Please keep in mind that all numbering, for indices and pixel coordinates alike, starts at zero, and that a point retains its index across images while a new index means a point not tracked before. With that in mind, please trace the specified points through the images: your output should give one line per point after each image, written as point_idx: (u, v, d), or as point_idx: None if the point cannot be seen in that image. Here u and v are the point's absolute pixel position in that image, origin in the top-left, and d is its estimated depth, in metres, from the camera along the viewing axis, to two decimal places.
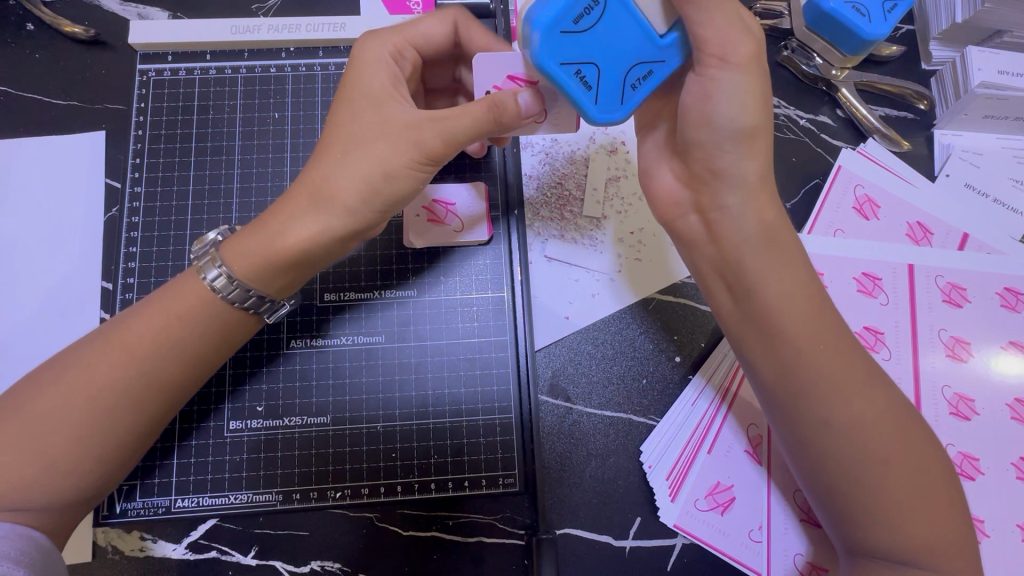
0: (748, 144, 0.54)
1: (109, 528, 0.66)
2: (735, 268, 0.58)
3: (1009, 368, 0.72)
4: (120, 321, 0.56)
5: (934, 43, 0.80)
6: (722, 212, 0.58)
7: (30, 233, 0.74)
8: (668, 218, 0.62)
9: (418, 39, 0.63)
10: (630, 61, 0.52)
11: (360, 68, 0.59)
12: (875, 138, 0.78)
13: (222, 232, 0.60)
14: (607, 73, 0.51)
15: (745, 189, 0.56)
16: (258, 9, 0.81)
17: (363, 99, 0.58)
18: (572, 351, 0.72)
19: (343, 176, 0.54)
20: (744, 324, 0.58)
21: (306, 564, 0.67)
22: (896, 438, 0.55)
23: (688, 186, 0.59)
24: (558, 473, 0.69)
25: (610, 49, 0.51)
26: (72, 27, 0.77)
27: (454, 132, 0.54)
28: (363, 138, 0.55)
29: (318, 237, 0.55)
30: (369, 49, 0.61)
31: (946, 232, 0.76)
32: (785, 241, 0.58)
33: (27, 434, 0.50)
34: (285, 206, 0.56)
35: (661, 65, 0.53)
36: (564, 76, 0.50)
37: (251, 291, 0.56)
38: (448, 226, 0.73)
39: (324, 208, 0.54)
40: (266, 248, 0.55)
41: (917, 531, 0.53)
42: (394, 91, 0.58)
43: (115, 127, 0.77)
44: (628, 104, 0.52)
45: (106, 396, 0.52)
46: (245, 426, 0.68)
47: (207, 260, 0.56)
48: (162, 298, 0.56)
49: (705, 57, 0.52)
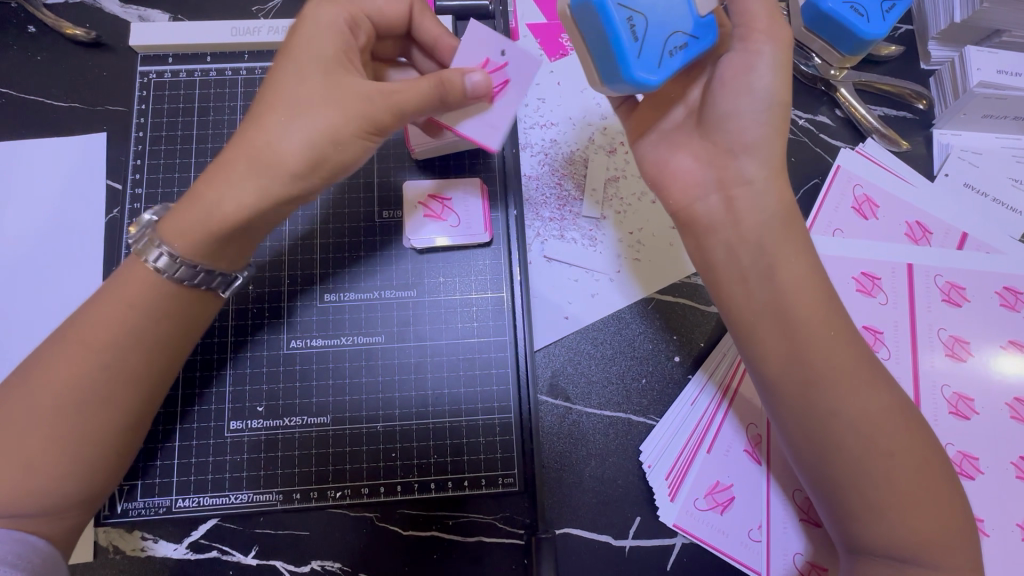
0: (781, 119, 0.58)
1: (111, 528, 0.66)
2: (754, 249, 0.59)
3: (1009, 367, 0.72)
4: (76, 317, 0.55)
5: (933, 43, 0.80)
6: (747, 187, 0.59)
7: (31, 235, 0.74)
8: (686, 202, 0.63)
9: (373, 11, 0.62)
10: (673, 28, 0.53)
11: (305, 27, 0.57)
12: (874, 138, 0.79)
13: (156, 212, 0.58)
14: (654, 31, 0.52)
15: (771, 166, 0.59)
16: (258, 11, 0.81)
17: (305, 57, 0.56)
18: (570, 350, 0.73)
19: (288, 134, 0.53)
20: (755, 313, 0.58)
21: (306, 564, 0.67)
22: (898, 436, 0.55)
23: (716, 158, 0.61)
24: (557, 472, 0.69)
25: (660, 9, 0.53)
26: (73, 30, 0.77)
27: (403, 107, 0.56)
28: (304, 103, 0.54)
29: (260, 202, 0.53)
30: (321, 24, 0.57)
31: (946, 232, 0.77)
32: (795, 234, 0.59)
33: (18, 440, 0.51)
34: (221, 169, 0.54)
35: (699, 42, 0.55)
36: (616, 19, 0.51)
37: (196, 267, 0.55)
38: (444, 220, 0.73)
39: (265, 172, 0.53)
40: (205, 221, 0.54)
41: (921, 527, 0.53)
42: (343, 56, 0.57)
43: (118, 128, 0.78)
44: (664, 68, 0.53)
45: (96, 401, 0.53)
46: (247, 426, 0.68)
47: (146, 243, 0.55)
48: (112, 287, 0.55)
49: (752, 30, 0.57)
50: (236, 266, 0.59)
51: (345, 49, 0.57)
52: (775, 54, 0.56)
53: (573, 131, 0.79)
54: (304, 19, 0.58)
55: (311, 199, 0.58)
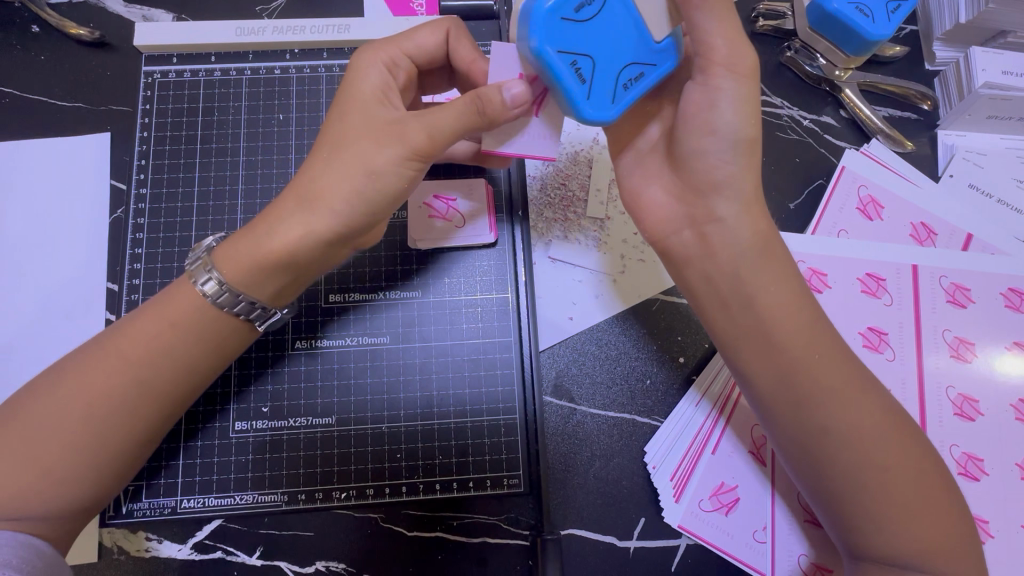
0: (747, 156, 0.55)
1: (115, 529, 0.66)
2: (732, 280, 0.58)
3: (1014, 369, 0.72)
4: (117, 328, 0.57)
5: (938, 44, 0.80)
6: (719, 224, 0.58)
7: (34, 234, 0.74)
8: (661, 234, 0.62)
9: (413, 50, 0.62)
10: (622, 61, 0.52)
11: (351, 75, 0.59)
12: (880, 139, 0.78)
13: (218, 239, 0.60)
14: (602, 68, 0.51)
15: (742, 201, 0.57)
16: (262, 11, 0.81)
17: (351, 102, 0.57)
18: (576, 351, 0.73)
19: (330, 176, 0.54)
20: (739, 338, 0.58)
21: (311, 565, 0.67)
22: (895, 446, 0.55)
23: (685, 196, 0.59)
24: (563, 473, 0.69)
25: (605, 45, 0.51)
26: (77, 30, 0.77)
27: (440, 128, 0.54)
28: (349, 141, 0.55)
29: (305, 238, 0.54)
30: (365, 70, 0.59)
31: (951, 233, 0.77)
32: (775, 257, 0.58)
33: (25, 445, 0.51)
34: (273, 211, 0.56)
35: (654, 69, 0.53)
36: (560, 66, 0.50)
37: (239, 296, 0.56)
38: (450, 223, 0.73)
39: (309, 209, 0.54)
40: (255, 250, 0.55)
41: (924, 535, 0.53)
42: (381, 95, 0.58)
43: (121, 128, 0.77)
44: (619, 104, 0.52)
45: (107, 405, 0.53)
46: (251, 427, 0.68)
47: (198, 265, 0.56)
48: (158, 304, 0.57)
49: (711, 64, 0.53)
50: (278, 303, 0.59)
51: (386, 91, 0.58)
52: (738, 89, 0.53)
53: (578, 131, 0.79)
54: (352, 67, 0.60)
55: (358, 241, 0.59)
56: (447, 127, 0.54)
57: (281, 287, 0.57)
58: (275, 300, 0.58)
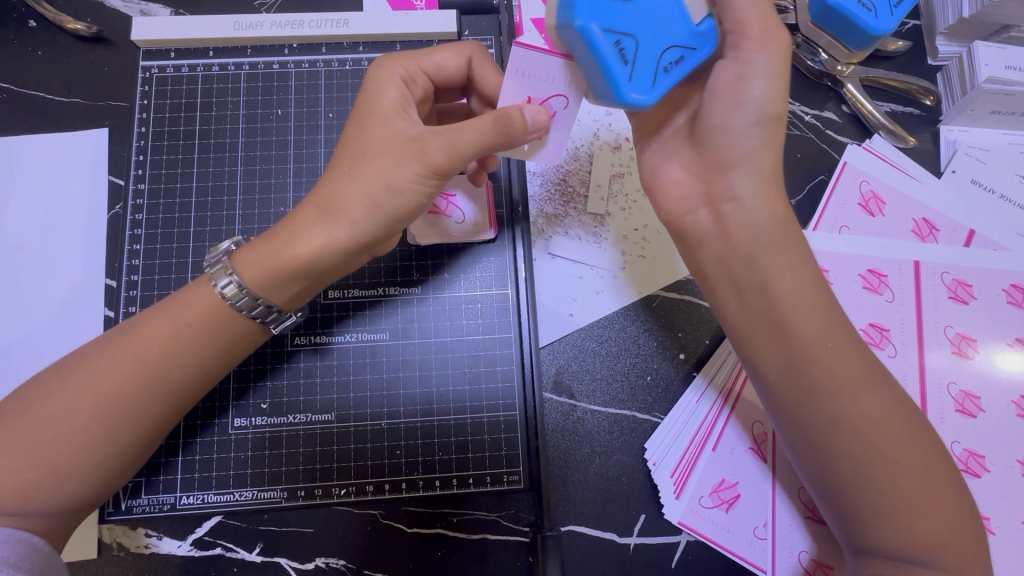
0: (774, 130, 0.55)
1: (114, 525, 0.66)
2: (746, 265, 0.58)
3: (1015, 365, 0.72)
4: (130, 324, 0.56)
5: (940, 38, 0.79)
6: (735, 203, 0.57)
7: (33, 230, 0.74)
8: (677, 212, 0.62)
9: (432, 67, 0.61)
10: (663, 43, 0.50)
11: (371, 89, 0.58)
12: (880, 134, 0.78)
13: (236, 241, 0.60)
14: (644, 48, 0.50)
15: (760, 178, 0.56)
16: (260, 5, 0.80)
17: (369, 117, 0.57)
18: (576, 347, 0.72)
19: (346, 183, 0.55)
20: (751, 326, 0.58)
21: (311, 561, 0.67)
22: (904, 441, 0.55)
23: (705, 173, 0.59)
24: (563, 469, 0.69)
25: (647, 23, 0.49)
26: (74, 24, 0.77)
27: (461, 145, 0.53)
28: (372, 156, 0.55)
29: (325, 248, 0.55)
30: (383, 85, 0.58)
31: (953, 229, 0.76)
32: (790, 240, 0.58)
33: (24, 441, 0.51)
34: (295, 218, 0.56)
35: (692, 54, 0.52)
36: (604, 44, 0.48)
37: (258, 299, 0.56)
38: (450, 217, 0.72)
39: (331, 219, 0.54)
40: (276, 256, 0.55)
41: (931, 530, 0.53)
42: (403, 112, 0.57)
43: (119, 123, 0.77)
44: (659, 87, 0.50)
45: (107, 401, 0.53)
46: (250, 423, 0.68)
47: (219, 267, 0.57)
48: (173, 304, 0.57)
49: (742, 41, 0.53)
50: (293, 307, 0.59)
51: (406, 107, 0.57)
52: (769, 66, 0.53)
53: (577, 126, 0.79)
54: (370, 81, 0.59)
55: (378, 248, 0.60)
56: (468, 145, 0.53)
57: (298, 292, 0.57)
58: (290, 305, 0.58)
